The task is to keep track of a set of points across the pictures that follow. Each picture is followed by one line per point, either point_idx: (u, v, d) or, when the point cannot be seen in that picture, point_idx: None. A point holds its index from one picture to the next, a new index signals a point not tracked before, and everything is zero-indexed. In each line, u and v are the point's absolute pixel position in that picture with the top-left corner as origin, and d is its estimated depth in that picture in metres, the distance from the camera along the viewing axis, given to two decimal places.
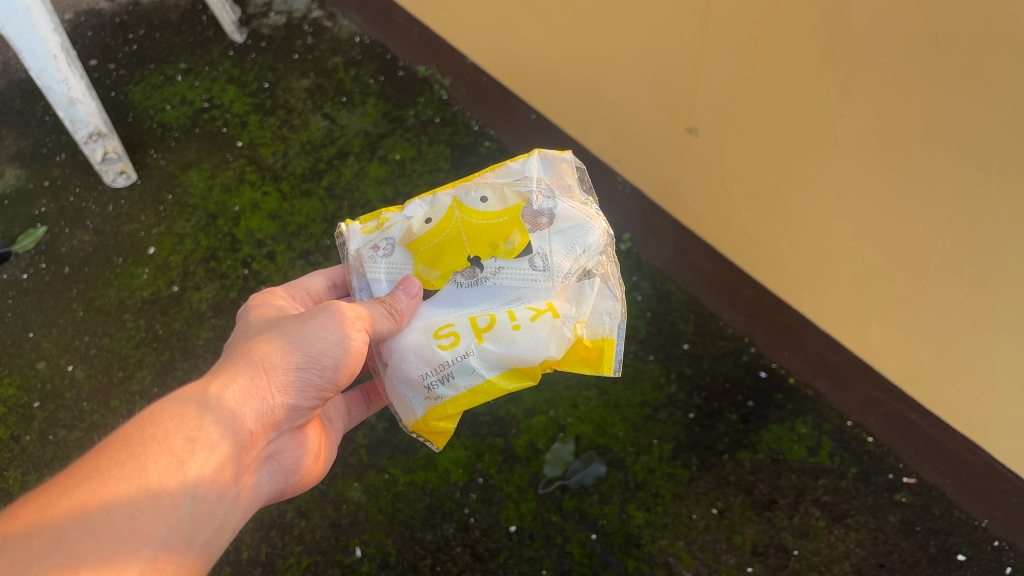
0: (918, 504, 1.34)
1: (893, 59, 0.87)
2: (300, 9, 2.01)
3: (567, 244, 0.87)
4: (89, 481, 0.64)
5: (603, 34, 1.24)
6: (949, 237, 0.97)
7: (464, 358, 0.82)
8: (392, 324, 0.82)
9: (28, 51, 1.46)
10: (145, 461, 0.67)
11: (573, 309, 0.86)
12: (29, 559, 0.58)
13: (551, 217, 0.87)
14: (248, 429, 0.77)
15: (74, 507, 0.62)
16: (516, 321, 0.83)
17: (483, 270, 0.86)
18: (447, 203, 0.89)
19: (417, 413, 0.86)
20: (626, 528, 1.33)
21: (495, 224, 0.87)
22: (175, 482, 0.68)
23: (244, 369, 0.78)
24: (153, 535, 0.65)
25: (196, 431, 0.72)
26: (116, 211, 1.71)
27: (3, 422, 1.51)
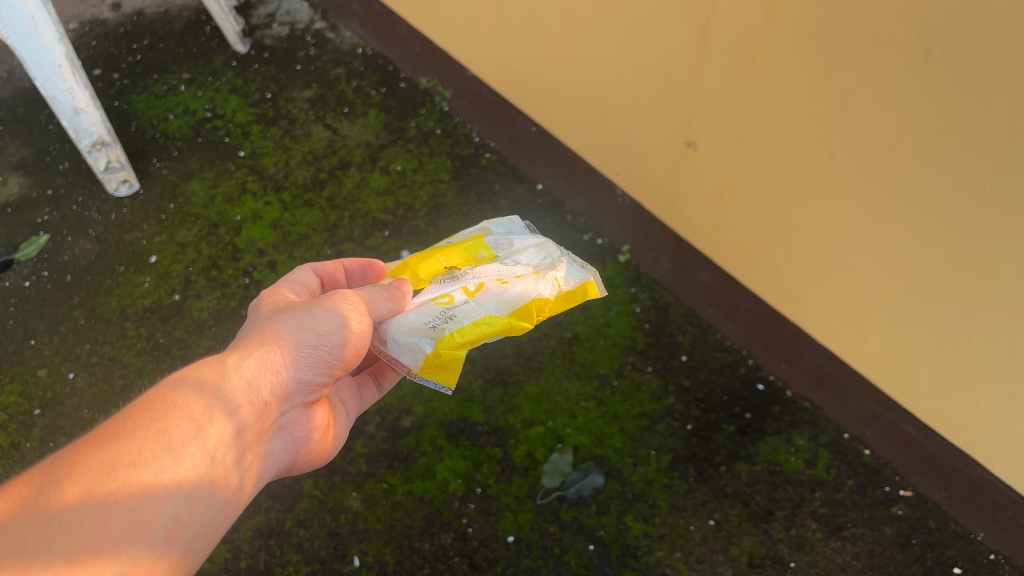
0: (915, 517, 1.35)
1: (890, 76, 0.88)
2: (303, 21, 2.02)
3: (528, 242, 0.95)
4: (112, 443, 0.63)
5: (603, 49, 1.26)
6: (943, 252, 0.99)
7: (460, 304, 0.88)
8: (391, 304, 0.87)
9: (33, 61, 1.47)
10: (167, 425, 0.67)
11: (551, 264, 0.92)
12: (61, 509, 0.58)
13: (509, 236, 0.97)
14: (263, 401, 0.77)
15: (101, 464, 0.61)
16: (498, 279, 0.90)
17: (459, 271, 0.92)
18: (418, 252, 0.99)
19: (425, 352, 0.89)
20: (624, 539, 1.34)
21: (463, 246, 0.96)
22: (197, 446, 0.68)
23: (257, 345, 0.78)
24: (179, 495, 0.64)
25: (216, 398, 0.72)
26: (118, 220, 1.72)
27: (3, 429, 1.51)
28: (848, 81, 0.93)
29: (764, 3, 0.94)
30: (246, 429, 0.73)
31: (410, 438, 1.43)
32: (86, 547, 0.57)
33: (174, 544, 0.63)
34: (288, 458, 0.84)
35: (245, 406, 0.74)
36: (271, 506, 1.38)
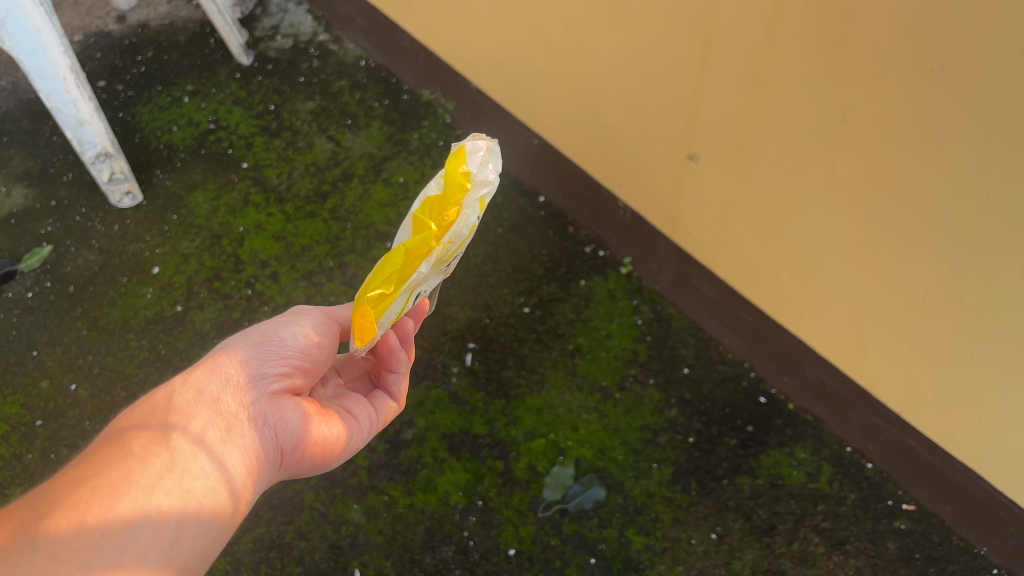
0: (917, 531, 1.34)
1: (891, 91, 0.88)
2: (306, 33, 2.03)
3: None
4: (76, 468, 0.73)
5: (606, 62, 1.26)
6: (945, 267, 0.99)
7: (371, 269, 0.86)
8: (349, 311, 0.97)
9: (38, 73, 1.48)
10: (125, 441, 0.75)
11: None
12: (34, 521, 0.66)
13: None
14: (223, 399, 0.83)
15: (65, 486, 0.70)
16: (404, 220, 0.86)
17: None
18: None
19: (349, 328, 0.87)
20: (626, 552, 1.34)
21: None
22: (153, 448, 0.75)
23: (206, 361, 0.86)
24: (144, 489, 0.71)
25: (168, 409, 0.80)
26: (122, 231, 1.73)
27: (5, 440, 1.51)
28: (849, 96, 0.93)
29: (766, 19, 0.95)
30: (208, 425, 0.80)
31: (412, 450, 1.42)
32: (59, 543, 0.64)
33: (160, 526, 0.70)
34: (299, 456, 0.88)
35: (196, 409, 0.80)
36: (272, 517, 1.37)
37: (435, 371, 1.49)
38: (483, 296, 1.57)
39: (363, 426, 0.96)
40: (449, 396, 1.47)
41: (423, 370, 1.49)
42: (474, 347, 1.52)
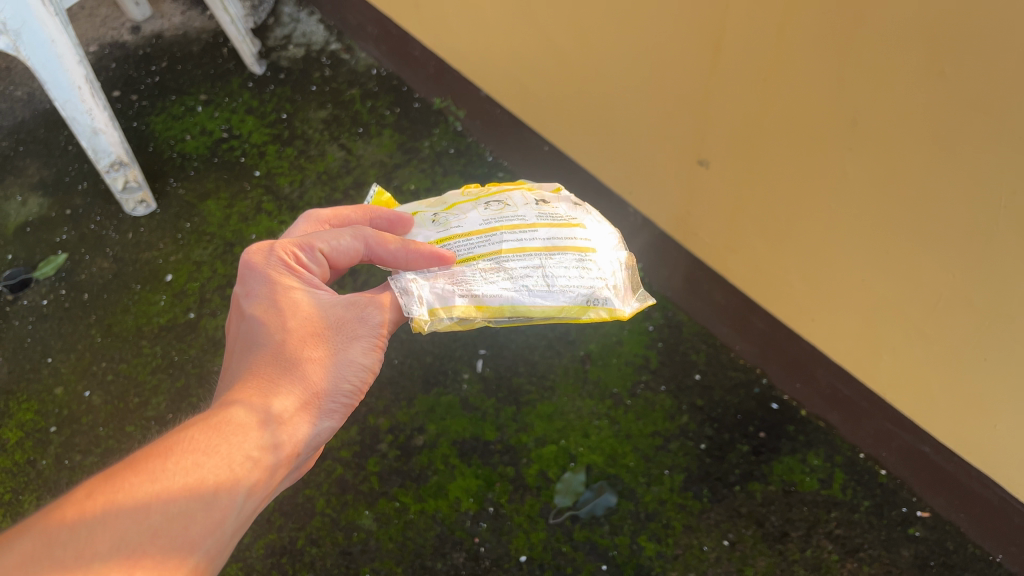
0: (932, 538, 1.33)
1: (902, 94, 0.88)
2: (318, 42, 2.04)
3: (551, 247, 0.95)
4: (149, 485, 0.63)
5: (616, 68, 1.27)
6: (957, 271, 0.98)
7: None
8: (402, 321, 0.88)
9: (53, 83, 1.50)
10: (206, 472, 0.67)
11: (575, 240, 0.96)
12: (91, 554, 0.57)
13: None
14: (292, 450, 0.76)
15: (136, 509, 0.61)
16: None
17: None
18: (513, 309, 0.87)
19: None
20: (637, 559, 1.33)
21: None
22: (227, 497, 0.68)
23: (294, 388, 0.77)
24: (199, 546, 0.64)
25: (255, 447, 0.72)
26: (135, 239, 1.74)
27: (19, 446, 1.52)
28: (859, 101, 0.93)
29: (775, 23, 0.95)
30: (273, 478, 0.74)
31: (422, 456, 1.42)
32: None
33: None
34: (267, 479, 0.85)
35: (280, 462, 0.74)
36: (284, 523, 1.38)
37: (446, 377, 1.49)
38: None
39: None
40: (460, 403, 1.47)
41: (434, 376, 1.49)
42: (485, 353, 1.52)
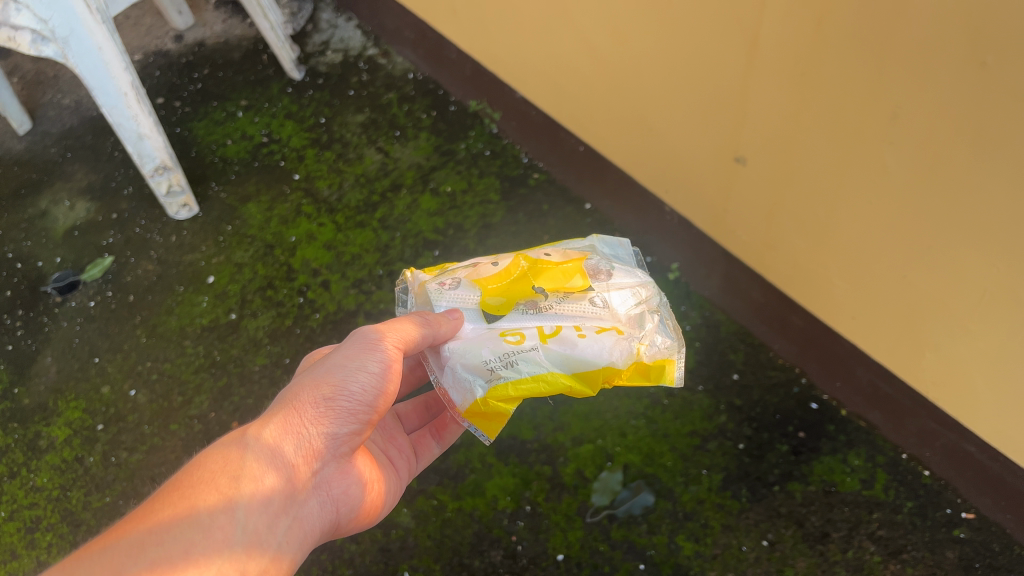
0: (977, 540, 1.30)
1: (944, 85, 0.87)
2: (356, 47, 2.07)
3: (624, 286, 0.99)
4: (144, 523, 0.74)
5: (651, 67, 1.27)
6: (1001, 265, 0.97)
7: (529, 350, 0.91)
8: (424, 329, 0.91)
9: (100, 89, 1.54)
10: (194, 500, 0.76)
11: (638, 332, 0.96)
12: (116, 568, 0.69)
13: (608, 270, 1.00)
14: (294, 463, 0.84)
15: (130, 547, 0.71)
16: (580, 329, 0.93)
17: (547, 300, 0.96)
18: (513, 257, 1.03)
19: (475, 393, 0.91)
20: (675, 558, 1.32)
21: (563, 268, 1.00)
22: (221, 513, 0.77)
23: (279, 412, 0.86)
24: (206, 555, 0.73)
25: (239, 470, 0.81)
26: (179, 242, 1.78)
27: (68, 443, 1.56)
28: (899, 93, 0.92)
29: (812, 18, 0.95)
30: (284, 487, 0.83)
31: (459, 455, 1.43)
32: None
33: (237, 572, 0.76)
34: (336, 520, 0.92)
35: (287, 471, 0.84)
36: None
37: None
38: None
39: (404, 479, 1.12)
40: None
41: None
42: None
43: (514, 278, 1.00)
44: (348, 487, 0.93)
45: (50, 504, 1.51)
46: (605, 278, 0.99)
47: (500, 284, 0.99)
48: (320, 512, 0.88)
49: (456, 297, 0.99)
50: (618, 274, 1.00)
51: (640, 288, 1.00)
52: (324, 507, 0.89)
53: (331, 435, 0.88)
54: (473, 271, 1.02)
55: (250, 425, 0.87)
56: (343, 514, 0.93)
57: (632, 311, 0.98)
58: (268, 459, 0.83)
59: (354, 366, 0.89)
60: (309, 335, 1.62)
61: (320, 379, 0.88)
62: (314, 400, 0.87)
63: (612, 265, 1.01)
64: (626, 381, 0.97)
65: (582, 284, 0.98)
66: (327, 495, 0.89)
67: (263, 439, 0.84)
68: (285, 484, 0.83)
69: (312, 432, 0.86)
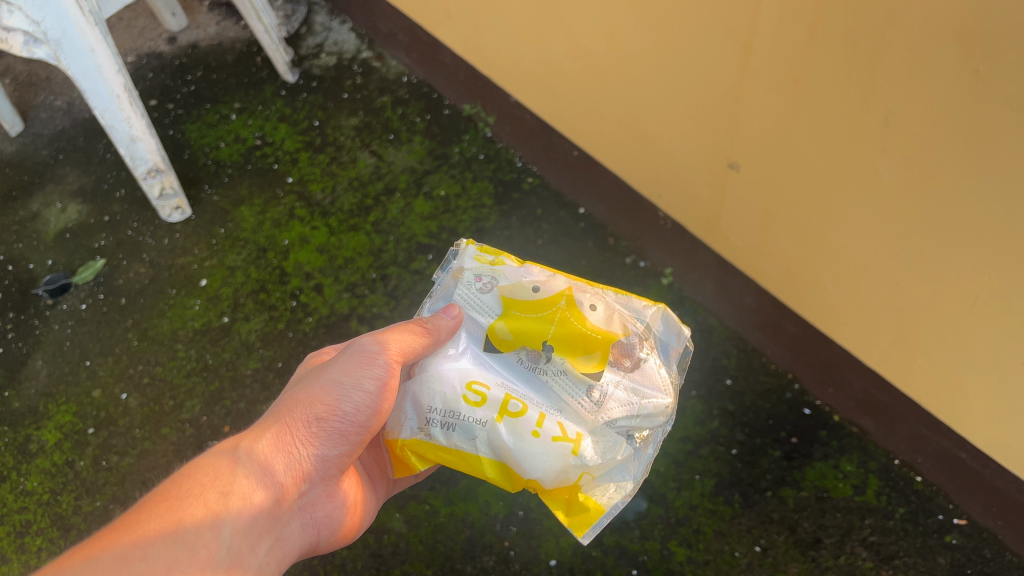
0: (969, 546, 1.30)
1: (939, 93, 0.87)
2: (350, 50, 2.07)
3: (629, 396, 0.91)
4: (129, 535, 0.73)
5: (645, 72, 1.27)
6: (994, 273, 0.97)
7: (475, 421, 0.86)
8: (424, 340, 0.89)
9: (93, 92, 1.54)
10: (182, 514, 0.76)
11: (593, 459, 0.88)
12: None
13: (634, 364, 0.92)
14: (280, 482, 0.86)
15: (115, 560, 0.70)
16: (542, 425, 0.87)
17: (547, 365, 0.90)
18: (561, 287, 0.93)
19: (399, 435, 0.89)
20: (667, 564, 1.32)
21: (590, 336, 0.90)
22: (209, 530, 0.77)
23: (272, 428, 0.87)
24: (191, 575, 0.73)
25: (228, 486, 0.81)
26: (171, 245, 1.77)
27: (58, 447, 1.55)
28: (893, 101, 0.92)
29: (806, 25, 0.95)
30: (268, 507, 0.84)
31: None
32: None
33: None
34: (311, 540, 0.93)
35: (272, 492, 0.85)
36: None
37: None
38: None
39: (381, 499, 1.12)
40: None
41: None
42: None
43: (540, 314, 0.91)
44: (325, 509, 0.94)
45: (40, 508, 1.50)
46: (615, 377, 0.91)
47: (521, 313, 0.91)
48: (296, 534, 0.90)
49: (472, 301, 0.93)
50: (635, 381, 0.92)
51: (637, 410, 0.91)
52: (301, 529, 0.91)
53: (317, 456, 0.89)
54: (512, 282, 0.93)
55: (239, 441, 0.87)
56: (320, 536, 0.95)
57: (609, 434, 0.90)
58: (256, 477, 0.84)
59: (352, 382, 0.89)
60: (301, 339, 1.62)
61: (315, 396, 0.89)
62: (307, 419, 0.88)
63: (647, 356, 0.93)
64: (549, 500, 0.92)
65: (589, 367, 0.90)
66: (304, 517, 0.91)
67: (255, 455, 0.85)
68: (271, 503, 0.84)
69: (302, 452, 0.88)
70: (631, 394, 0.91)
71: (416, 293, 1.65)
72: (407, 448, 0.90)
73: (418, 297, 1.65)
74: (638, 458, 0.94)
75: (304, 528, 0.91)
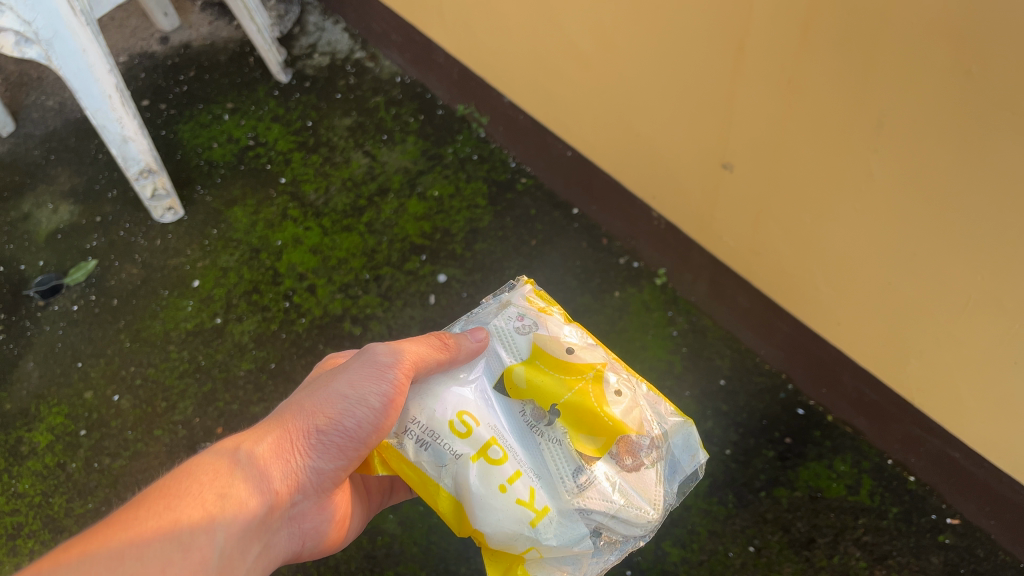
0: (962, 545, 1.30)
1: (930, 93, 0.87)
2: (343, 51, 2.07)
3: (612, 493, 0.85)
4: (126, 531, 0.74)
5: (638, 73, 1.27)
6: (986, 273, 0.97)
7: (453, 450, 0.83)
8: (439, 356, 0.87)
9: (84, 92, 1.53)
10: (178, 516, 0.76)
11: (548, 537, 0.82)
12: None
13: (633, 465, 0.87)
14: (276, 490, 0.85)
15: (110, 557, 0.71)
16: (513, 484, 0.82)
17: (550, 429, 0.87)
18: (597, 359, 0.91)
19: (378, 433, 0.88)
20: (661, 565, 1.32)
21: (602, 415, 0.88)
22: (203, 534, 0.77)
23: (274, 434, 0.87)
24: None
25: (224, 489, 0.81)
26: (163, 245, 1.77)
27: (50, 449, 1.54)
28: (886, 101, 0.92)
29: (798, 25, 0.95)
30: (261, 515, 0.84)
31: None
32: None
33: None
34: (297, 549, 0.93)
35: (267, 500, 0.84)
36: None
37: None
38: None
39: (369, 515, 1.11)
40: None
41: None
42: None
43: (566, 376, 0.89)
44: (317, 520, 0.94)
45: (32, 510, 1.49)
46: (610, 470, 0.87)
47: (546, 367, 0.89)
48: (285, 542, 0.90)
49: (502, 336, 0.92)
50: (623, 482, 0.87)
51: (615, 511, 0.85)
52: (288, 538, 0.91)
53: (316, 468, 0.88)
54: (552, 334, 0.91)
55: (240, 443, 0.87)
56: (307, 546, 0.94)
57: (578, 523, 0.84)
58: (252, 483, 0.83)
59: (359, 396, 0.85)
60: (294, 339, 1.61)
61: (320, 406, 0.87)
62: (309, 428, 0.87)
63: (648, 463, 0.89)
64: (491, 556, 0.87)
65: (589, 450, 0.86)
66: (293, 527, 0.91)
67: (254, 460, 0.85)
68: (265, 510, 0.84)
69: (300, 462, 0.87)
70: (617, 493, 0.86)
71: (410, 294, 1.65)
72: (377, 449, 0.89)
73: (412, 298, 1.64)
74: (597, 561, 0.87)
75: (292, 537, 0.91)
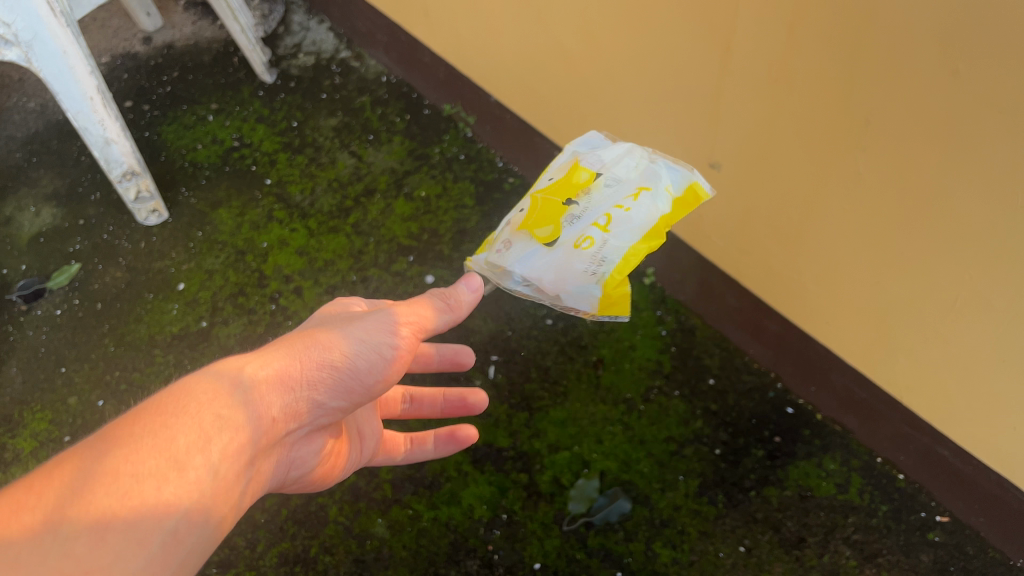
0: (951, 543, 1.30)
1: (918, 91, 0.87)
2: (328, 50, 2.05)
3: (635, 158, 0.95)
4: (118, 449, 0.65)
5: (625, 72, 1.27)
6: (974, 272, 0.97)
7: (590, 256, 0.91)
8: (447, 317, 0.92)
9: (65, 94, 1.52)
10: (175, 433, 0.68)
11: (656, 178, 0.93)
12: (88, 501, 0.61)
13: (621, 150, 0.97)
14: (274, 421, 0.77)
15: (104, 474, 0.63)
16: (616, 207, 0.92)
17: (581, 204, 0.94)
18: (530, 197, 1.00)
19: (572, 299, 0.94)
20: (652, 566, 1.31)
21: (570, 177, 0.97)
22: (200, 460, 0.68)
23: (281, 356, 0.78)
24: (176, 507, 0.65)
25: (225, 411, 0.72)
26: (148, 248, 1.75)
27: (34, 456, 1.52)
28: (873, 99, 0.92)
29: (785, 23, 0.94)
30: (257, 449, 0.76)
31: (435, 463, 1.40)
32: (80, 559, 0.58)
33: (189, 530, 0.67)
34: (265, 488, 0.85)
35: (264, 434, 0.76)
36: (296, 532, 1.36)
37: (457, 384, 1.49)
38: (506, 308, 1.56)
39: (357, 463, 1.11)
40: None
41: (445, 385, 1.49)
42: (496, 359, 1.51)
43: (538, 211, 0.97)
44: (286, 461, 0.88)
45: None
46: (620, 157, 0.96)
47: (530, 222, 0.96)
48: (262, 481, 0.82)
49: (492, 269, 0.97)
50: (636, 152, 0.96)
51: (650, 159, 0.95)
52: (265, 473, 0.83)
53: (316, 403, 0.82)
54: (499, 229, 1.00)
55: (221, 362, 0.77)
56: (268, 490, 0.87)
57: (655, 171, 0.94)
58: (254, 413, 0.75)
59: (374, 342, 0.84)
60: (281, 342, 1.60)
61: (335, 340, 0.82)
62: (320, 362, 0.80)
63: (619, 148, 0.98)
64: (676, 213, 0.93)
65: (589, 177, 0.96)
66: (276, 462, 0.85)
67: (258, 384, 0.75)
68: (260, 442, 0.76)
69: (305, 394, 0.80)
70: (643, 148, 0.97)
71: (397, 295, 1.64)
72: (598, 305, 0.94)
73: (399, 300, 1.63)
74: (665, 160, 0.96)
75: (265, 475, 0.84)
